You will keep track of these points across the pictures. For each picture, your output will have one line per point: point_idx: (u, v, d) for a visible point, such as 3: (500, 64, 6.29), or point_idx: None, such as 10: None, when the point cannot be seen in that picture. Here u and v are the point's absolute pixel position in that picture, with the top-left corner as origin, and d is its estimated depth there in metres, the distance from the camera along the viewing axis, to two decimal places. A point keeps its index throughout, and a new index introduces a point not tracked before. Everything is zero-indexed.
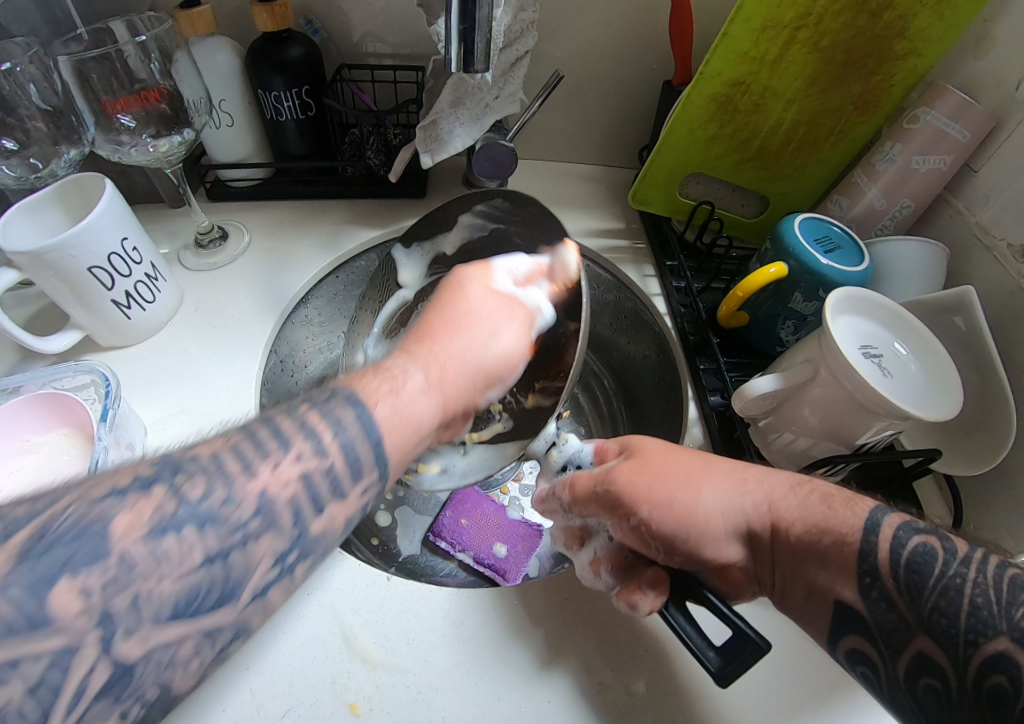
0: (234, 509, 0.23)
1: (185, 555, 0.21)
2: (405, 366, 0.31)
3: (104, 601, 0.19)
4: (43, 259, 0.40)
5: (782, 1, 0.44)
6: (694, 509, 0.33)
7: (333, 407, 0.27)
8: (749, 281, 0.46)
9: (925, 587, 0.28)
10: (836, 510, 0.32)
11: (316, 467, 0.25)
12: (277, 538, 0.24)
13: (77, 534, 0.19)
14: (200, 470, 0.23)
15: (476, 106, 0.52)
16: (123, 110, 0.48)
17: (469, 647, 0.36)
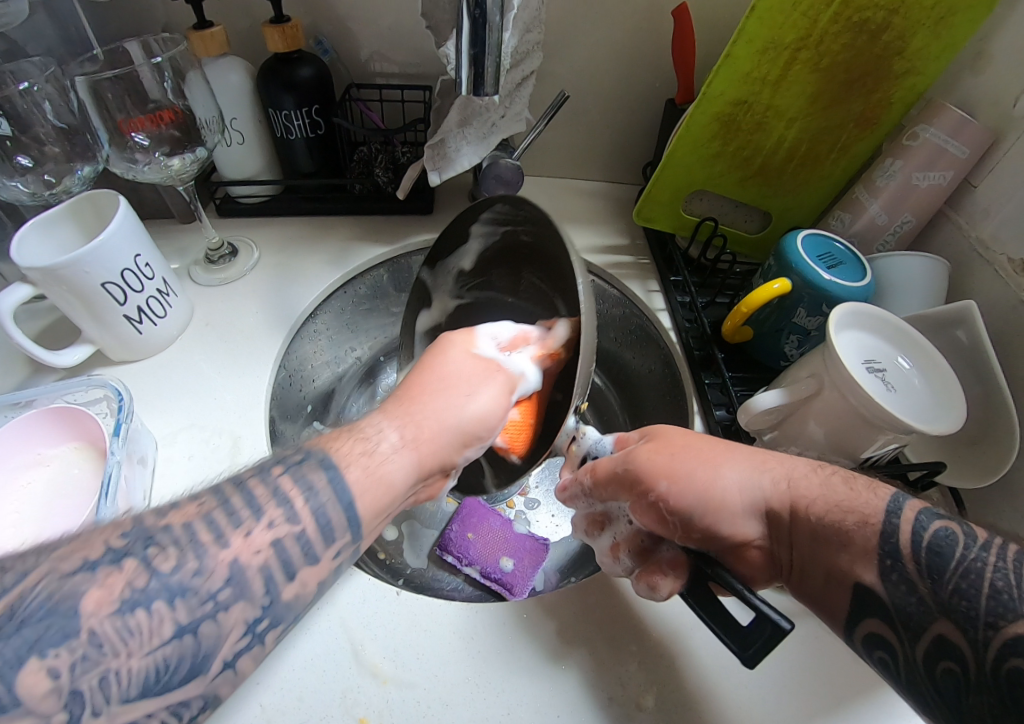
0: (204, 580, 0.23)
1: (155, 628, 0.22)
2: (377, 425, 0.32)
3: (74, 682, 0.19)
4: (57, 275, 0.41)
5: (783, 23, 0.45)
6: (711, 487, 0.33)
7: (306, 471, 0.28)
8: (753, 297, 0.46)
9: (946, 571, 0.27)
10: (858, 490, 0.31)
11: (284, 533, 0.26)
12: (248, 606, 0.24)
13: (48, 611, 0.20)
14: (173, 543, 0.23)
15: (483, 125, 0.52)
16: (138, 129, 0.50)
17: (479, 661, 0.36)
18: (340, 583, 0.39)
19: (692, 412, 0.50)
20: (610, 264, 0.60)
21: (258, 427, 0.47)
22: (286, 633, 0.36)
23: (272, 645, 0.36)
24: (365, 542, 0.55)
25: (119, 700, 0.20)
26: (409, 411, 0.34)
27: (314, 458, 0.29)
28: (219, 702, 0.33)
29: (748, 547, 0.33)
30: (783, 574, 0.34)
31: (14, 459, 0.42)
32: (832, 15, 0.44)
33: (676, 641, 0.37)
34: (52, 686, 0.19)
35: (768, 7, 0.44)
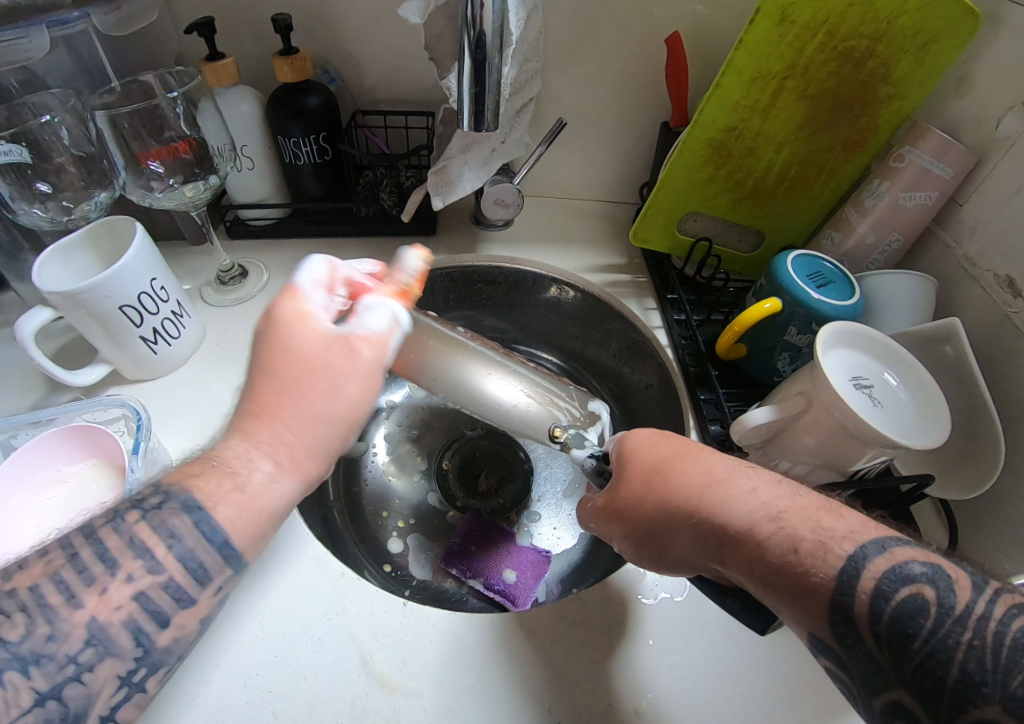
0: (60, 645, 0.23)
1: (13, 699, 0.22)
2: (244, 456, 0.28)
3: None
4: (76, 299, 0.43)
5: (770, 54, 0.47)
6: (655, 545, 0.35)
7: (166, 517, 0.26)
8: (745, 316, 0.48)
9: (910, 647, 0.24)
10: (804, 555, 0.28)
11: (148, 582, 0.25)
12: (117, 662, 0.24)
13: None
14: (20, 610, 0.23)
15: (483, 151, 0.54)
16: (154, 158, 0.52)
17: (482, 670, 0.37)
18: (350, 596, 0.41)
19: (688, 428, 0.51)
20: (608, 283, 0.62)
21: None
22: (299, 645, 0.38)
23: (285, 655, 0.37)
24: (371, 554, 0.57)
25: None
26: (272, 417, 0.30)
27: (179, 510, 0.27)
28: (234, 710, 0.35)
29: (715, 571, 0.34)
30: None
31: (34, 476, 0.43)
32: (817, 44, 0.46)
33: (672, 653, 0.38)
34: None
35: (756, 39, 0.46)
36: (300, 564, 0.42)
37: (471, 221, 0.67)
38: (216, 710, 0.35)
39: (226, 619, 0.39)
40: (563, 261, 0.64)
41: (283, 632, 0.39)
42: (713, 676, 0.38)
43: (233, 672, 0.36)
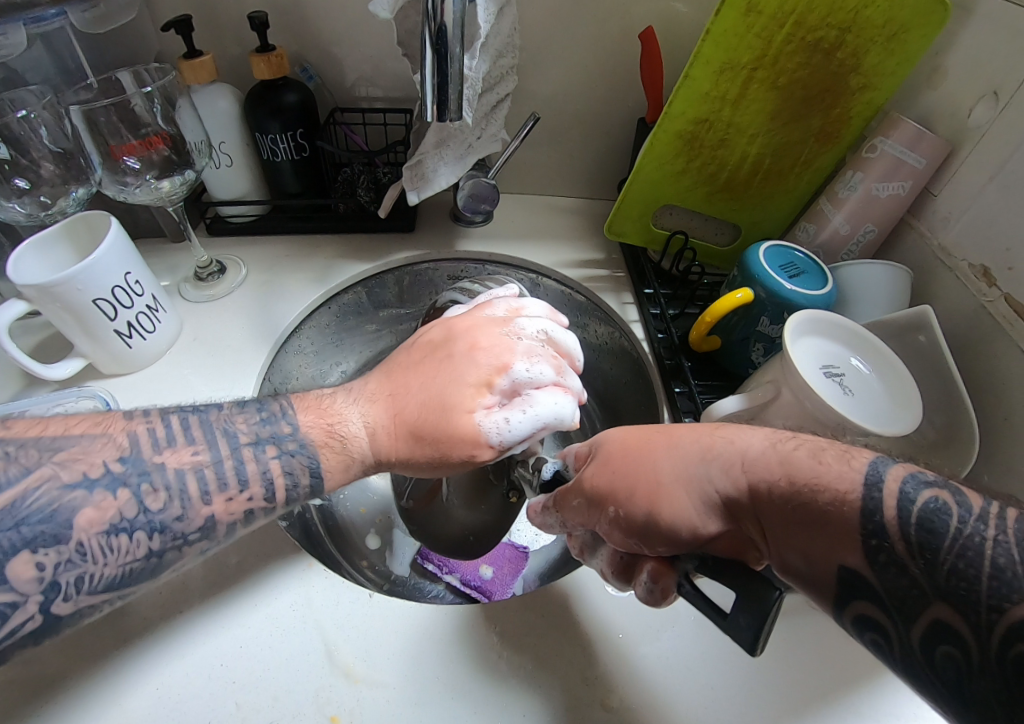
0: (183, 523, 0.29)
1: (131, 549, 0.28)
2: (349, 410, 0.36)
3: (54, 576, 0.25)
4: (50, 291, 0.43)
5: (738, 44, 0.47)
6: (659, 499, 0.31)
7: (270, 442, 0.33)
8: (717, 306, 0.48)
9: (939, 548, 0.23)
10: (827, 464, 0.27)
11: (259, 504, 0.32)
12: (208, 544, 0.31)
13: (45, 515, 0.25)
14: (165, 488, 0.29)
15: (459, 146, 0.54)
16: (129, 154, 0.52)
17: (449, 662, 0.37)
18: (316, 586, 0.40)
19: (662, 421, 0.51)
20: (586, 277, 0.61)
21: None
22: (265, 634, 0.38)
23: (251, 647, 0.37)
24: (348, 551, 0.57)
25: (86, 593, 0.27)
26: (397, 398, 0.37)
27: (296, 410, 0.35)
28: (194, 702, 0.34)
29: (719, 544, 0.30)
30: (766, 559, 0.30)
31: None
32: (786, 35, 0.47)
33: (640, 647, 0.38)
34: (36, 575, 0.25)
35: (723, 30, 0.46)
36: (266, 555, 0.42)
37: (450, 217, 0.67)
38: (177, 703, 0.34)
39: (190, 612, 0.38)
40: (541, 256, 0.64)
41: (250, 623, 0.38)
42: (685, 668, 0.37)
43: (198, 662, 0.36)
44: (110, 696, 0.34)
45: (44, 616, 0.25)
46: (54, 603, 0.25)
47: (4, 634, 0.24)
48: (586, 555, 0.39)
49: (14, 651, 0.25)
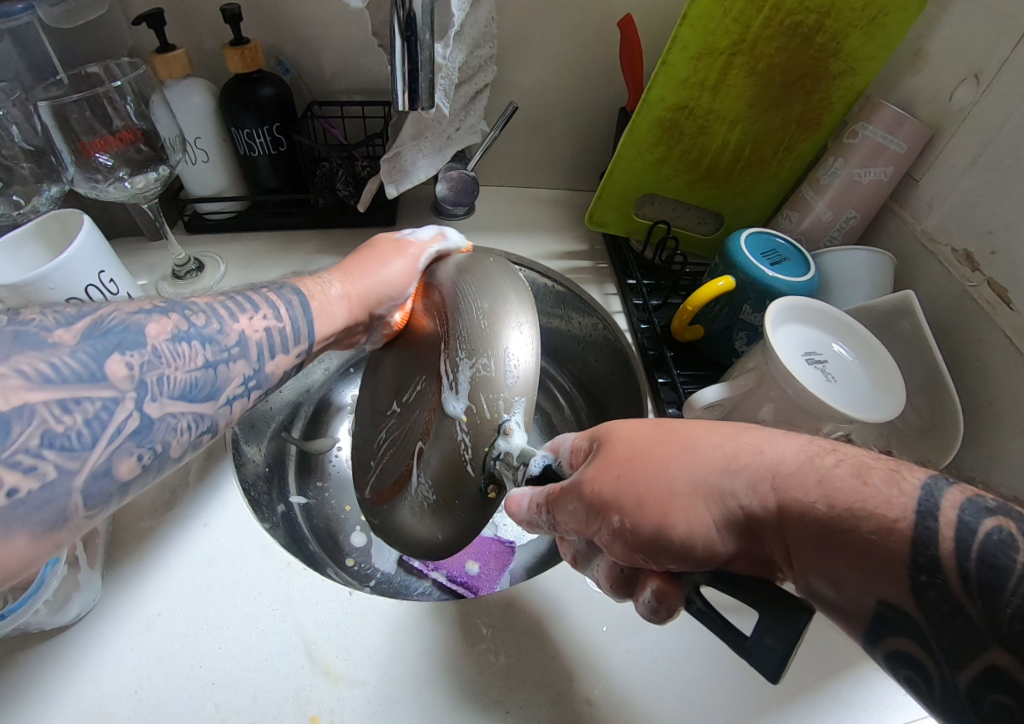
0: (223, 339, 0.34)
1: (191, 358, 0.32)
2: (327, 283, 0.44)
3: (142, 375, 0.29)
4: (22, 292, 0.42)
5: (716, 29, 0.47)
6: (672, 511, 0.27)
7: (286, 292, 0.40)
8: (698, 294, 0.48)
9: (1003, 588, 0.19)
10: (874, 485, 0.23)
11: (273, 323, 0.38)
12: (246, 365, 0.35)
13: (122, 329, 0.30)
14: (201, 313, 0.34)
15: (438, 138, 0.54)
16: (100, 149, 0.51)
17: (430, 660, 0.36)
18: (296, 585, 0.40)
19: (646, 413, 0.50)
20: (569, 269, 0.61)
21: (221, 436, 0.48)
22: (242, 634, 0.37)
23: (229, 647, 0.36)
24: (332, 549, 0.56)
25: (168, 397, 0.30)
26: (349, 276, 0.45)
27: (294, 290, 0.41)
28: (172, 702, 0.34)
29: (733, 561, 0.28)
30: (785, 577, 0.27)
31: None
32: (764, 19, 0.46)
33: (622, 637, 0.38)
34: (129, 374, 0.28)
35: (700, 14, 0.46)
36: (245, 553, 0.41)
37: (431, 210, 0.67)
38: (155, 705, 0.34)
39: (169, 611, 0.38)
40: (524, 248, 0.63)
41: (229, 622, 0.38)
42: (669, 662, 0.37)
43: (177, 664, 0.35)
44: (86, 703, 0.33)
45: (140, 415, 0.28)
46: (145, 401, 0.29)
47: (112, 432, 0.27)
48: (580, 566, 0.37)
49: (125, 461, 0.28)
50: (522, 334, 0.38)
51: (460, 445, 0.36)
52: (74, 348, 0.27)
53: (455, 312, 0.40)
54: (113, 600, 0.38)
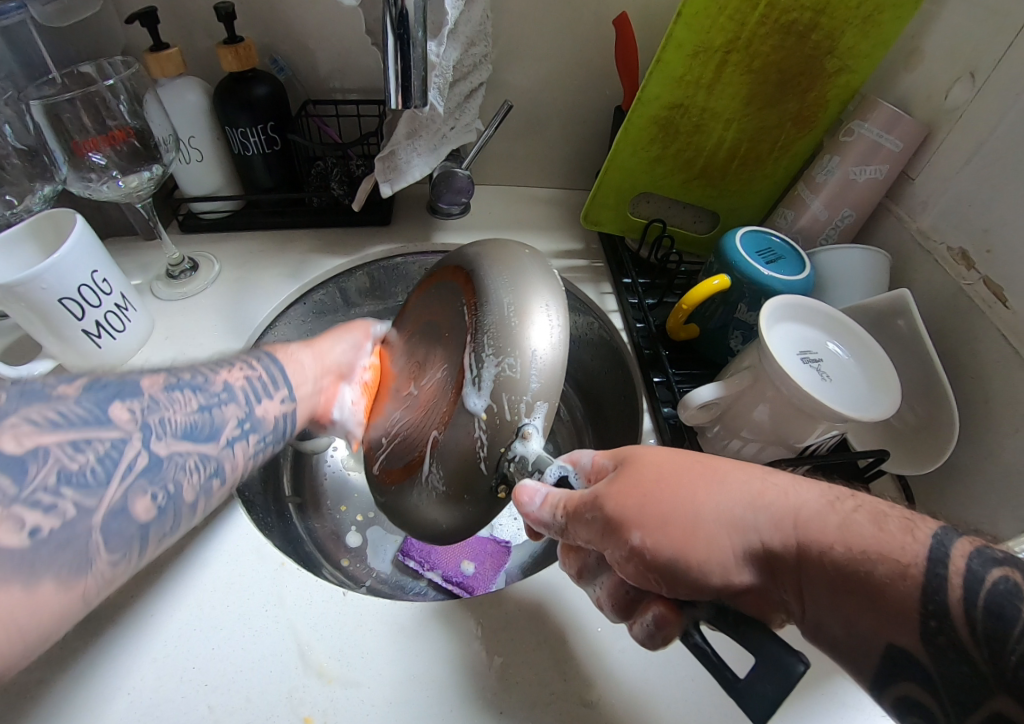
0: (210, 388, 0.38)
1: (185, 404, 0.36)
2: (296, 349, 0.47)
3: (143, 419, 0.33)
4: (14, 292, 0.42)
5: (710, 27, 0.47)
6: (695, 536, 0.28)
7: (258, 355, 0.43)
8: (693, 292, 0.47)
9: (1008, 635, 0.21)
10: (890, 531, 0.25)
11: (252, 373, 0.41)
12: (238, 407, 0.38)
13: (119, 385, 0.34)
14: (190, 372, 0.38)
15: (434, 137, 0.54)
16: (93, 149, 0.51)
17: (424, 660, 0.36)
18: (289, 585, 0.40)
19: (641, 412, 0.50)
20: (565, 268, 0.61)
21: None
22: (234, 634, 0.37)
23: (222, 648, 0.36)
24: (327, 549, 0.56)
25: (169, 437, 0.34)
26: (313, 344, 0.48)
27: (264, 351, 0.44)
28: (163, 702, 0.34)
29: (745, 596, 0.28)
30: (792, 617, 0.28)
31: None
32: (759, 17, 0.46)
33: (617, 638, 0.38)
34: (131, 417, 0.33)
35: (695, 12, 0.46)
36: (237, 553, 0.41)
37: (426, 210, 0.67)
38: (145, 706, 0.33)
39: (161, 612, 0.37)
40: None
41: (221, 622, 0.37)
42: (665, 663, 0.37)
43: (168, 665, 0.35)
44: (76, 705, 0.33)
45: (147, 454, 0.33)
46: (150, 441, 0.33)
47: (123, 471, 0.31)
48: (584, 579, 0.37)
49: (140, 500, 0.32)
50: (549, 326, 0.37)
51: (476, 442, 0.36)
52: (79, 398, 0.32)
53: (481, 303, 0.39)
54: (105, 602, 0.38)
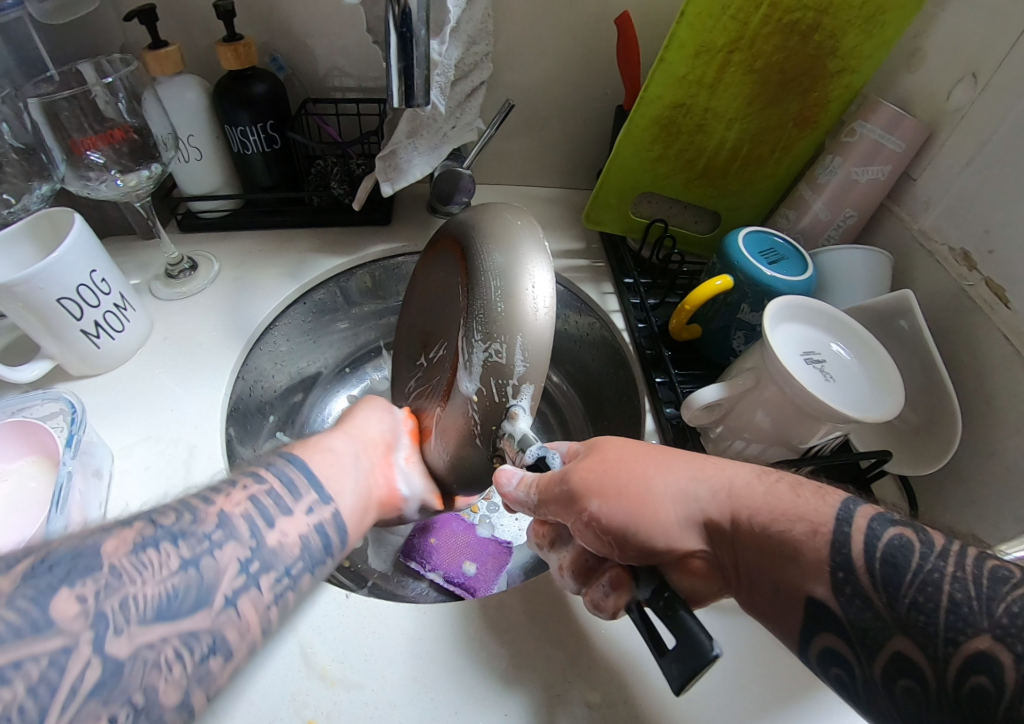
0: (199, 525, 0.26)
1: (163, 563, 0.24)
2: (328, 436, 0.38)
3: (97, 606, 0.22)
4: (11, 292, 0.41)
5: (713, 27, 0.46)
6: (646, 503, 0.31)
7: (274, 460, 0.33)
8: (696, 293, 0.47)
9: (902, 583, 0.25)
10: (805, 498, 0.30)
11: (259, 488, 0.30)
12: (239, 546, 0.27)
13: (71, 556, 0.22)
14: (172, 507, 0.27)
15: (434, 136, 0.54)
16: (91, 147, 0.50)
17: (427, 662, 0.36)
18: None
19: (643, 413, 0.50)
20: (566, 268, 0.60)
21: (214, 437, 0.47)
22: None
23: None
24: None
25: (138, 623, 0.22)
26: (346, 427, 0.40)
27: (289, 452, 0.34)
28: None
29: (691, 561, 0.31)
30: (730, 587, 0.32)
31: None
32: (761, 17, 0.46)
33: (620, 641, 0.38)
34: (81, 610, 0.21)
35: (697, 12, 0.45)
36: None
37: (426, 210, 0.66)
38: None
39: None
40: None
41: None
42: (668, 665, 0.36)
43: None
44: None
45: (102, 661, 0.21)
46: (107, 640, 0.21)
47: (65, 697, 0.20)
48: (555, 548, 0.39)
49: None
50: (542, 304, 0.36)
51: (470, 420, 0.38)
52: (9, 596, 0.20)
53: (474, 285, 0.38)
54: None
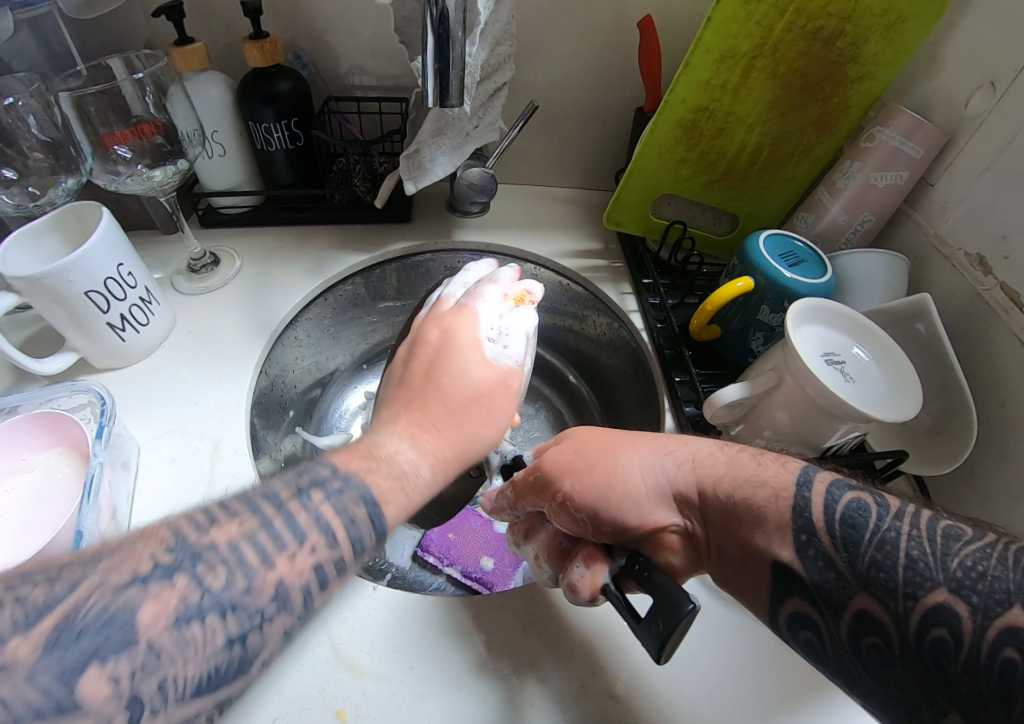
0: (254, 596, 0.23)
1: (208, 640, 0.21)
2: (405, 450, 0.33)
3: (134, 687, 0.19)
4: (41, 283, 0.42)
5: (739, 33, 0.47)
6: (614, 479, 0.36)
7: (345, 493, 0.28)
8: (717, 294, 0.48)
9: (861, 542, 0.28)
10: (766, 466, 0.33)
11: (325, 555, 0.26)
12: (288, 618, 0.24)
13: (105, 621, 0.19)
14: (222, 561, 0.23)
15: (457, 135, 0.54)
16: (120, 142, 0.51)
17: (454, 653, 0.37)
18: None
19: (663, 412, 0.51)
20: (584, 268, 0.61)
21: (239, 430, 0.48)
22: None
23: None
24: None
25: (176, 703, 0.20)
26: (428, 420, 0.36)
27: (350, 482, 0.30)
28: None
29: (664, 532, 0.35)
30: (703, 558, 0.35)
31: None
32: (786, 23, 0.46)
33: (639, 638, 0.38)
34: (113, 691, 0.18)
35: (724, 17, 0.46)
36: None
37: (446, 208, 0.67)
38: None
39: None
40: (539, 247, 0.63)
41: None
42: (689, 660, 0.37)
43: None
44: None
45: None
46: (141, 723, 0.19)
47: None
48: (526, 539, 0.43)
49: None
50: None
51: None
52: (37, 670, 0.18)
53: None
54: None
